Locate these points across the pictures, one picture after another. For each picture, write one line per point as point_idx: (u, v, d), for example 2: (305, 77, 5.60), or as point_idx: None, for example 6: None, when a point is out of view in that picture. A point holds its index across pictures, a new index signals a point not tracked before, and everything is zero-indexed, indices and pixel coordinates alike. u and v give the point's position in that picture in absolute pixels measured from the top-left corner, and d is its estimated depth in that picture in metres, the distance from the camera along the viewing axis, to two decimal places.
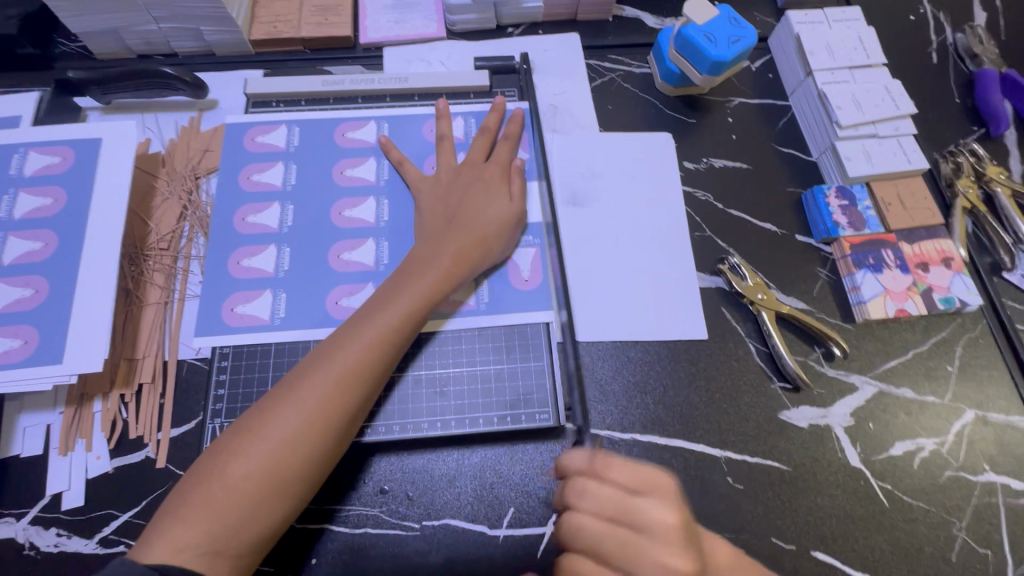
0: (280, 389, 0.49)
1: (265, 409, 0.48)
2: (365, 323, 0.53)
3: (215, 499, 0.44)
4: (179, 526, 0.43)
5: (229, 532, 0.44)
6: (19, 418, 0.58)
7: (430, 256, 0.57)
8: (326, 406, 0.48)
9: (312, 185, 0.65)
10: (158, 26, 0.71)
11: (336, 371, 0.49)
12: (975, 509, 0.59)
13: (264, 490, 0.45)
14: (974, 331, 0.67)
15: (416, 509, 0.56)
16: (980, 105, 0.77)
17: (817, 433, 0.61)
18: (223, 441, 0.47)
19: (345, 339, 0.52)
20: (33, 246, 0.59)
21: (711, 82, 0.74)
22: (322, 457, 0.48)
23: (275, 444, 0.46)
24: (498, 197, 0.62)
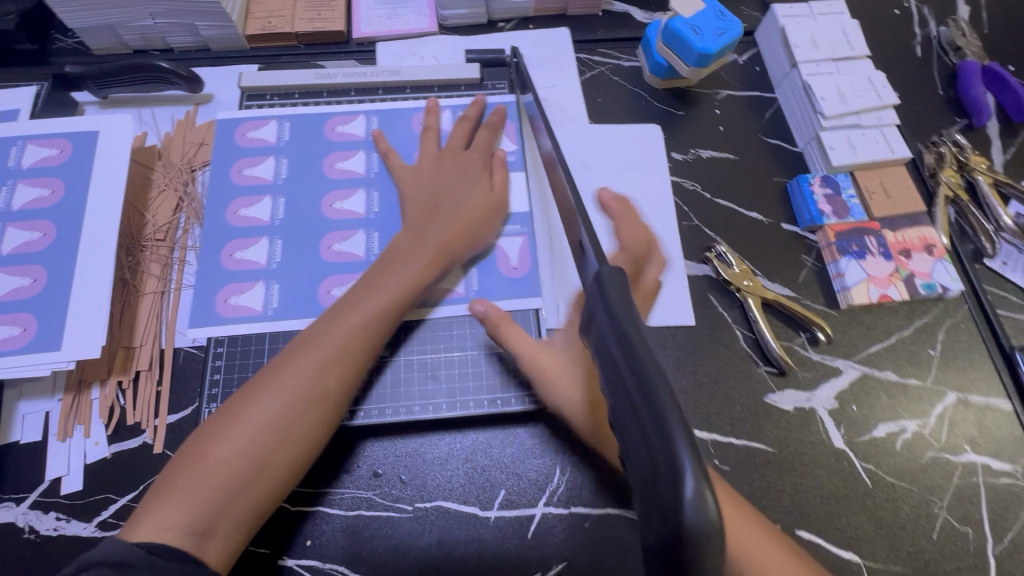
0: (263, 375, 0.50)
1: (249, 393, 0.49)
2: (349, 309, 0.54)
3: (199, 481, 0.45)
4: (164, 508, 0.44)
5: (216, 512, 0.45)
6: (18, 406, 0.59)
7: (411, 244, 0.59)
8: (310, 389, 0.50)
9: (300, 177, 0.67)
10: (154, 21, 0.72)
11: (319, 356, 0.51)
12: (955, 488, 0.60)
13: (251, 471, 0.46)
14: (956, 316, 0.68)
15: (408, 492, 0.57)
16: (963, 97, 0.79)
17: (801, 416, 0.62)
18: (209, 424, 0.48)
19: (329, 324, 0.53)
20: (31, 236, 0.60)
21: (698, 74, 0.76)
22: (308, 439, 0.49)
23: (261, 425, 0.47)
24: (476, 186, 0.64)
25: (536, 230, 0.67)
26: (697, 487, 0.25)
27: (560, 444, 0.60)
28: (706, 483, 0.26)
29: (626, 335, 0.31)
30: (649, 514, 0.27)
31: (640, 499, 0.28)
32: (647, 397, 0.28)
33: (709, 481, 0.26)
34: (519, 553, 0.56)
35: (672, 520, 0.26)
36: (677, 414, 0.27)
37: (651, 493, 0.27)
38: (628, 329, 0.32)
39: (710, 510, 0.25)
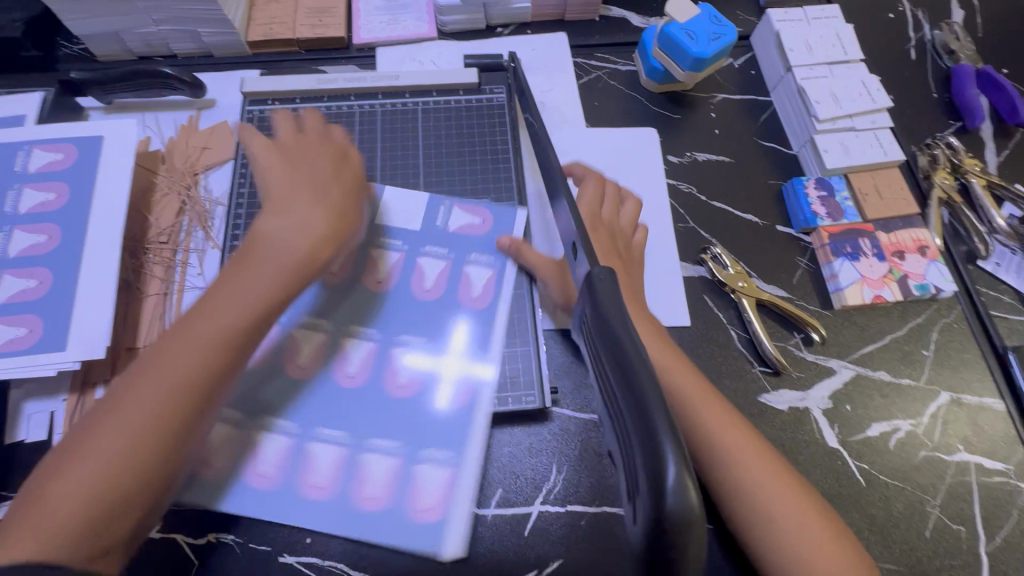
0: (115, 388, 0.47)
1: (97, 409, 0.46)
2: (180, 330, 0.49)
3: (53, 500, 0.43)
4: (21, 531, 0.42)
5: (77, 531, 0.43)
6: (24, 406, 0.60)
7: (272, 242, 0.53)
8: (151, 417, 0.45)
9: (281, 206, 0.66)
10: (158, 28, 0.74)
11: (163, 371, 0.47)
12: (948, 487, 0.61)
13: (79, 511, 0.43)
14: (949, 316, 0.69)
15: (395, 504, 0.55)
16: (956, 100, 0.80)
17: (795, 415, 0.63)
18: (47, 462, 0.45)
19: (156, 352, 0.48)
20: (37, 238, 0.61)
21: (694, 78, 0.77)
22: (128, 474, 0.44)
23: (91, 463, 0.44)
24: (348, 182, 0.59)
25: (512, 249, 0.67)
26: (680, 473, 0.27)
27: (556, 443, 0.61)
28: (688, 471, 0.27)
29: (612, 335, 0.33)
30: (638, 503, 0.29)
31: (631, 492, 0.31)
32: (632, 391, 0.30)
33: (691, 472, 0.27)
34: (516, 551, 0.56)
35: (654, 512, 0.27)
36: (661, 408, 0.29)
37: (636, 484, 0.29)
38: (619, 336, 0.33)
39: (692, 497, 0.27)
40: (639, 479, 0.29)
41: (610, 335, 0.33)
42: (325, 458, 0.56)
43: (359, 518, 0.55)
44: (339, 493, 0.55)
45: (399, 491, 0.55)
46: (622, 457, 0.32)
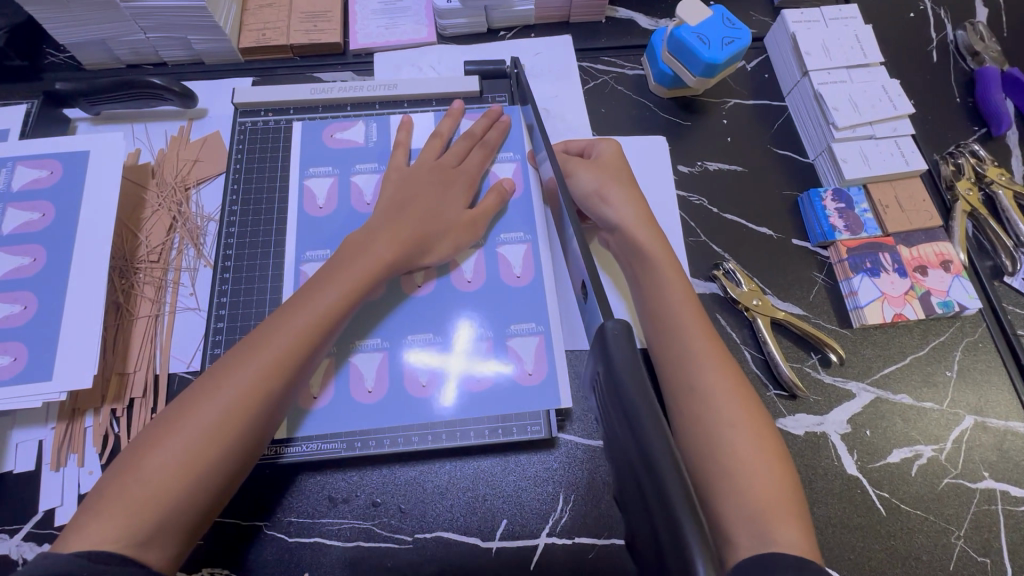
0: (210, 376, 0.45)
1: (189, 395, 0.44)
2: (293, 310, 0.49)
3: (135, 491, 0.40)
4: (100, 519, 0.39)
5: (156, 519, 0.40)
6: (11, 434, 0.58)
7: (368, 240, 0.54)
8: (260, 388, 0.45)
9: (321, 166, 0.66)
10: (147, 35, 0.71)
11: (260, 361, 0.46)
12: (973, 517, 0.58)
13: (182, 483, 0.41)
14: (974, 335, 0.66)
15: (395, 390, 0.57)
16: (981, 106, 0.76)
17: (813, 441, 0.60)
18: (145, 432, 0.43)
19: (269, 328, 0.48)
20: (22, 261, 0.59)
21: (705, 84, 0.73)
22: (238, 448, 0.44)
23: (198, 433, 0.42)
24: (456, 202, 0.61)
25: (541, 235, 0.65)
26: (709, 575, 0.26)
27: (564, 472, 0.58)
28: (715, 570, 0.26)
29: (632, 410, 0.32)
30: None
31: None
32: (657, 488, 0.29)
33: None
34: None
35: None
36: (689, 512, 0.27)
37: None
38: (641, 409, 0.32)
39: None
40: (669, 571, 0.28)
41: (633, 416, 0.32)
42: (370, 365, 0.58)
43: (402, 415, 0.57)
44: (364, 419, 0.56)
45: (394, 381, 0.58)
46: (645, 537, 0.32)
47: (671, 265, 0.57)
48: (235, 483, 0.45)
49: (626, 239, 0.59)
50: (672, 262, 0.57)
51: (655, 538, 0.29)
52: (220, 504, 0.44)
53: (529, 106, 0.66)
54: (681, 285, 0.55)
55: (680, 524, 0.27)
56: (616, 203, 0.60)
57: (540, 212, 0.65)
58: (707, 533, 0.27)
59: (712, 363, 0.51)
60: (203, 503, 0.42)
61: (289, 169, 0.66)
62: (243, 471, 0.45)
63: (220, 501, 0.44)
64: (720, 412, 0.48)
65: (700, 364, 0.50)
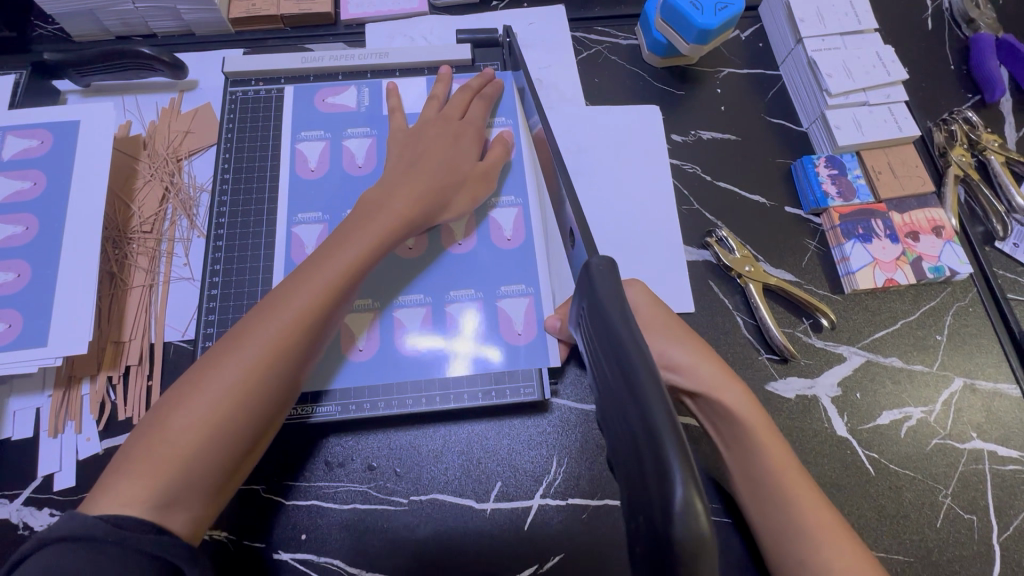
0: (231, 336, 0.45)
1: (211, 356, 0.44)
2: (311, 270, 0.48)
3: (158, 452, 0.39)
4: (124, 481, 0.38)
5: (184, 477, 0.39)
6: (8, 403, 0.58)
7: (383, 198, 0.53)
8: (282, 347, 0.44)
9: (313, 130, 0.66)
10: (135, 5, 0.70)
11: (281, 321, 0.45)
12: (961, 477, 0.59)
13: (209, 442, 0.40)
14: (964, 300, 0.66)
15: (387, 347, 0.58)
16: (975, 72, 0.76)
17: (804, 404, 0.61)
18: (167, 393, 0.42)
19: (288, 288, 0.47)
20: (14, 230, 0.59)
21: (699, 52, 0.73)
22: (263, 408, 0.43)
23: (223, 392, 0.42)
24: (468, 153, 0.60)
25: (532, 199, 0.65)
26: (688, 492, 0.26)
27: (557, 436, 0.59)
28: (695, 486, 0.26)
29: (619, 337, 0.32)
30: (646, 518, 0.29)
31: (636, 505, 0.31)
32: (638, 403, 0.29)
33: (698, 485, 0.27)
34: (516, 545, 0.55)
35: (664, 533, 0.27)
36: (668, 421, 0.28)
37: (641, 505, 0.29)
38: (625, 333, 0.32)
39: (700, 517, 0.26)
40: (648, 494, 0.28)
41: (618, 345, 0.32)
42: (365, 325, 0.58)
43: (402, 373, 0.57)
44: (367, 377, 0.57)
45: (388, 342, 0.58)
46: (627, 465, 0.32)
47: (767, 429, 0.49)
48: (258, 446, 0.44)
49: (712, 405, 0.50)
50: (768, 425, 0.49)
51: (637, 457, 0.30)
52: (245, 465, 0.43)
53: (523, 65, 0.65)
54: (782, 449, 0.48)
55: (663, 442, 0.27)
56: (687, 366, 0.50)
57: (531, 177, 0.65)
58: (686, 444, 0.27)
59: (756, 419, 0.49)
60: (228, 464, 0.42)
61: (282, 134, 0.66)
62: (266, 432, 0.44)
63: (245, 462, 0.43)
64: (780, 479, 0.47)
65: (827, 548, 0.44)
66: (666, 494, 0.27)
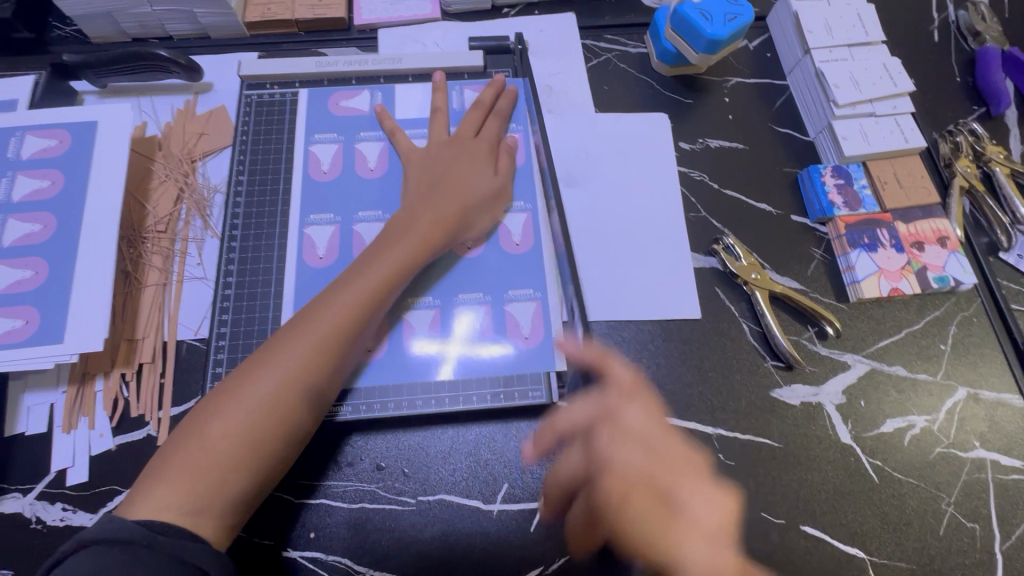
0: (265, 350, 0.47)
1: (245, 369, 0.46)
2: (341, 289, 0.51)
3: (194, 460, 0.42)
4: (161, 486, 0.41)
5: (219, 484, 0.42)
6: (23, 398, 0.59)
7: (408, 221, 0.56)
8: (313, 364, 0.47)
9: (327, 133, 0.67)
10: (153, 8, 0.71)
11: (311, 338, 0.47)
12: (964, 485, 0.60)
13: (243, 451, 0.43)
14: (969, 310, 0.67)
15: (394, 350, 0.59)
16: (980, 84, 0.77)
17: (808, 411, 0.61)
18: (204, 402, 0.45)
19: (319, 306, 0.50)
20: (32, 228, 0.59)
21: (707, 62, 0.74)
22: (294, 420, 0.46)
23: (255, 405, 0.44)
24: (484, 169, 0.62)
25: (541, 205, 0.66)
26: None
27: None
28: None
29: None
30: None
31: None
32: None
33: None
34: (522, 547, 0.56)
35: None
36: None
37: None
38: None
39: None
40: None
41: None
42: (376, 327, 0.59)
43: (412, 376, 0.58)
44: (377, 379, 0.58)
45: (396, 345, 0.59)
46: None
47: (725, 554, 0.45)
48: (286, 458, 0.47)
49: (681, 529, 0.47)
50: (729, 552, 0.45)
51: None
52: (276, 474, 0.46)
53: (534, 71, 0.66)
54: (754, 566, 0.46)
55: None
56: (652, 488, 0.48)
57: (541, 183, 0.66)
58: None
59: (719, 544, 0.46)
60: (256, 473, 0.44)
61: (294, 137, 0.67)
62: (296, 444, 0.47)
63: (276, 471, 0.46)
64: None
65: None
66: None
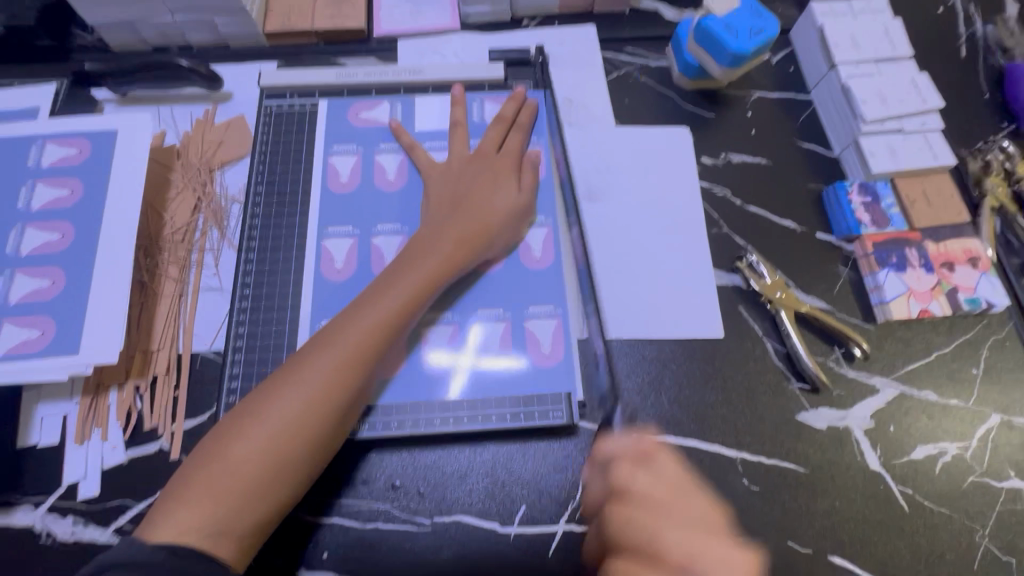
0: (288, 368, 0.47)
1: (268, 389, 0.46)
2: (365, 307, 0.50)
3: (216, 482, 0.42)
4: (183, 507, 0.41)
5: (240, 507, 0.42)
6: (36, 408, 0.58)
7: (432, 239, 0.56)
8: (336, 385, 0.46)
9: (346, 144, 0.67)
10: (174, 18, 0.71)
11: (335, 358, 0.47)
12: (999, 516, 0.57)
13: (266, 472, 0.43)
14: (1001, 333, 0.65)
15: (411, 366, 0.58)
16: (1011, 101, 0.75)
17: (836, 435, 0.59)
18: (228, 422, 0.45)
19: (343, 324, 0.49)
20: (50, 236, 0.59)
21: (731, 75, 0.73)
22: (316, 443, 0.45)
23: (278, 426, 0.44)
24: (507, 185, 0.61)
25: (560, 220, 0.65)
26: None
27: (584, 460, 0.58)
28: None
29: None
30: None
31: None
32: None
33: None
34: (540, 572, 0.54)
35: None
36: None
37: None
38: None
39: None
40: None
41: None
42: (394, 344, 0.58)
43: (429, 395, 0.57)
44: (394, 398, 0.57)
45: (414, 363, 0.58)
46: None
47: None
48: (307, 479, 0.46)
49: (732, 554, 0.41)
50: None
51: None
52: (297, 496, 0.45)
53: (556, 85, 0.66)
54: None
55: None
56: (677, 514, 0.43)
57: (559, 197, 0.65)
58: None
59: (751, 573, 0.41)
60: (279, 495, 0.44)
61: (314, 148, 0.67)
62: (317, 466, 0.46)
63: (297, 493, 0.45)
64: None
65: None
66: None
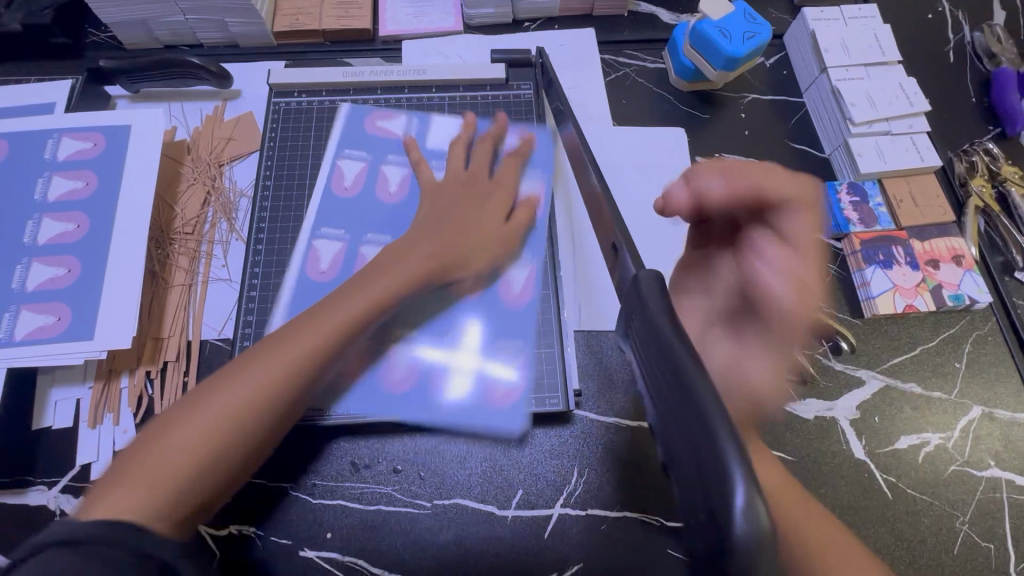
0: (244, 357, 0.46)
1: (221, 376, 0.45)
2: (332, 305, 0.50)
3: (160, 464, 0.39)
4: (118, 489, 0.38)
5: (178, 491, 0.39)
6: (51, 392, 0.60)
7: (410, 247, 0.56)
8: (291, 376, 0.45)
9: (358, 149, 0.69)
10: (186, 17, 0.73)
11: (295, 349, 0.46)
12: (979, 504, 0.60)
13: (209, 456, 0.41)
14: (983, 328, 0.67)
15: (380, 377, 0.59)
16: (996, 105, 0.77)
17: (822, 426, 0.62)
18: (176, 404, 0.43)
19: (306, 319, 0.48)
20: (66, 227, 0.61)
21: (725, 78, 0.75)
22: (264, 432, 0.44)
23: (227, 408, 0.42)
24: (496, 215, 0.62)
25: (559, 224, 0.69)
26: (749, 496, 0.24)
27: (578, 447, 0.60)
28: (756, 490, 0.25)
29: (665, 347, 0.31)
30: (697, 522, 0.27)
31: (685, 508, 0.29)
32: (693, 410, 0.28)
33: (757, 486, 0.25)
34: (536, 553, 0.56)
35: (719, 537, 0.25)
36: (721, 414, 0.27)
37: (697, 498, 0.27)
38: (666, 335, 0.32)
39: (762, 518, 0.24)
40: (697, 499, 0.27)
41: (661, 343, 0.32)
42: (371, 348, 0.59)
43: (395, 404, 0.58)
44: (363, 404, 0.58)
45: (386, 372, 0.59)
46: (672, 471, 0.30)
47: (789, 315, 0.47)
48: (257, 460, 0.45)
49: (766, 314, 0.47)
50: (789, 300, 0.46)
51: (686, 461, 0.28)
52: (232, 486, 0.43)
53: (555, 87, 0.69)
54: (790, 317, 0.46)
55: (716, 435, 0.26)
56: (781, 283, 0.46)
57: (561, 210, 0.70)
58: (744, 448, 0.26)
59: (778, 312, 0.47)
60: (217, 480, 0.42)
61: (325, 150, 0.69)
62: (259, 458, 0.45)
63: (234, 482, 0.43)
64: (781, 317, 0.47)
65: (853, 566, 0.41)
66: (723, 496, 0.25)
